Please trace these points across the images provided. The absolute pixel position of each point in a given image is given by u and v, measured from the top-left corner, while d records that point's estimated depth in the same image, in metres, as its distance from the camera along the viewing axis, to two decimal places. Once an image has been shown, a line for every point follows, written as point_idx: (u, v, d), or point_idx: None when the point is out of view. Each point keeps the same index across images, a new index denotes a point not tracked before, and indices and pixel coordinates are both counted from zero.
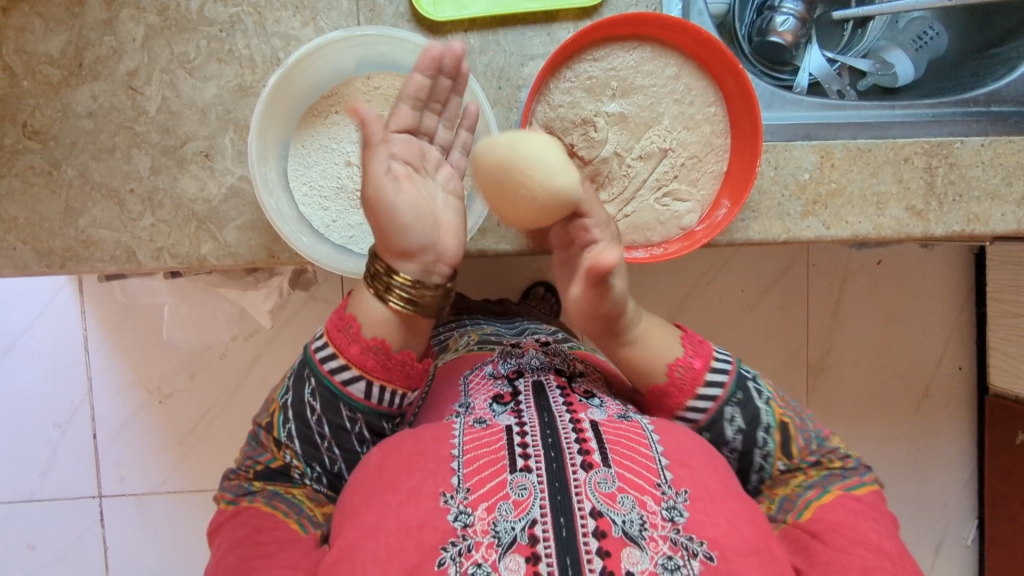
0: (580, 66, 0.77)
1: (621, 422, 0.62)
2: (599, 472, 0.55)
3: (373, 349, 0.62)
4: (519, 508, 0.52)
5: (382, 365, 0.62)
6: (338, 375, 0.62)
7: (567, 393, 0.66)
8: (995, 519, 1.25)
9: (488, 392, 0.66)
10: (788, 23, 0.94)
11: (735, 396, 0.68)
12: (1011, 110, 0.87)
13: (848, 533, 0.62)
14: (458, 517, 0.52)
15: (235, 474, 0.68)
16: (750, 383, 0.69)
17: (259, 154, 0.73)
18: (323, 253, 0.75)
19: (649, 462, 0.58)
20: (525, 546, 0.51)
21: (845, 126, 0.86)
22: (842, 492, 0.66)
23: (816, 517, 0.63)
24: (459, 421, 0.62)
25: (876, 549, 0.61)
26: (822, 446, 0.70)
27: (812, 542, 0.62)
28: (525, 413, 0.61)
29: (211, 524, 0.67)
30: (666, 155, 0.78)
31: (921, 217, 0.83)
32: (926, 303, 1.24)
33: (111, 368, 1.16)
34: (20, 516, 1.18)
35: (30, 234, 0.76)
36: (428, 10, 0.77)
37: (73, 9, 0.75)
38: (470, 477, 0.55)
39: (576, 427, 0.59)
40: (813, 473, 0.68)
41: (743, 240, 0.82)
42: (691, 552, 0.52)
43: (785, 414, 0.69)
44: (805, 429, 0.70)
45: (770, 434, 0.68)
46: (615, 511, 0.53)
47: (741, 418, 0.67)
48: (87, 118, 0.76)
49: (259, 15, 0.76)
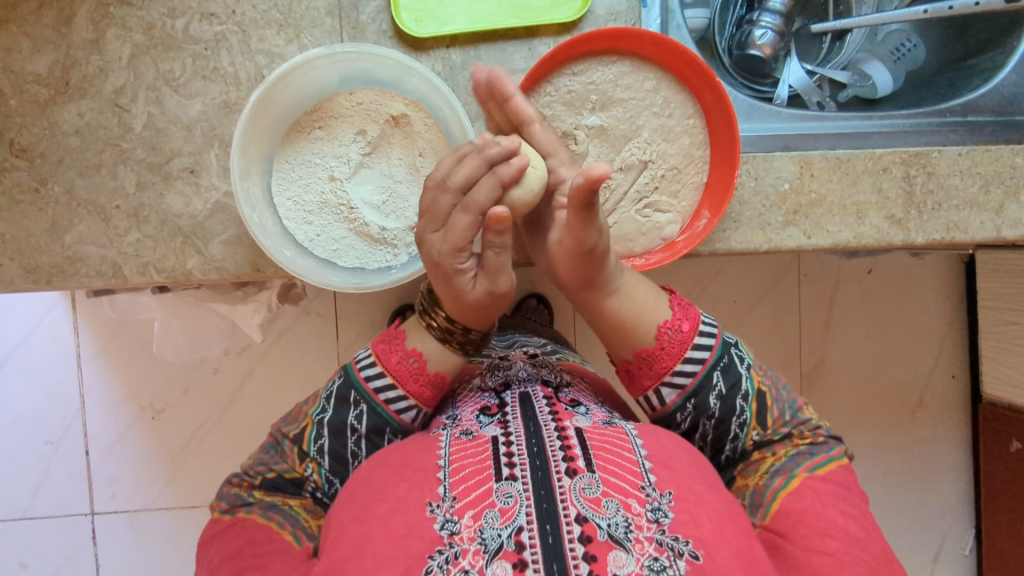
0: (561, 80, 0.78)
1: (606, 428, 0.63)
2: (583, 478, 0.55)
3: (409, 360, 0.67)
4: (506, 516, 0.52)
5: (415, 378, 0.67)
6: (382, 393, 0.67)
7: (553, 401, 0.65)
8: (990, 527, 1.25)
9: (476, 405, 0.67)
10: (766, 36, 0.95)
11: (720, 361, 0.68)
12: (988, 120, 0.88)
13: (815, 523, 0.60)
14: (445, 526, 0.52)
15: (236, 480, 0.67)
16: (732, 349, 0.70)
17: (243, 171, 0.74)
18: (306, 267, 0.76)
19: (633, 466, 0.58)
20: (512, 552, 0.50)
21: (824, 136, 0.87)
22: (809, 473, 0.64)
23: (784, 508, 0.62)
24: (445, 434, 0.62)
25: (845, 538, 0.60)
26: (796, 418, 0.70)
27: (780, 542, 0.60)
28: (511, 424, 0.61)
29: (204, 534, 0.65)
30: (647, 166, 0.79)
31: (901, 225, 0.84)
32: (915, 311, 1.25)
33: (103, 385, 1.16)
34: (11, 534, 1.17)
35: (17, 250, 0.76)
36: (411, 27, 0.78)
37: (60, 28, 0.76)
38: (456, 486, 0.55)
39: (561, 435, 0.59)
40: (782, 452, 0.67)
41: (725, 250, 0.83)
42: (677, 551, 0.52)
43: (762, 382, 0.70)
44: (780, 399, 0.70)
45: (748, 401, 0.68)
46: (599, 515, 0.53)
47: (724, 384, 0.68)
48: (73, 136, 0.77)
49: (244, 33, 0.77)
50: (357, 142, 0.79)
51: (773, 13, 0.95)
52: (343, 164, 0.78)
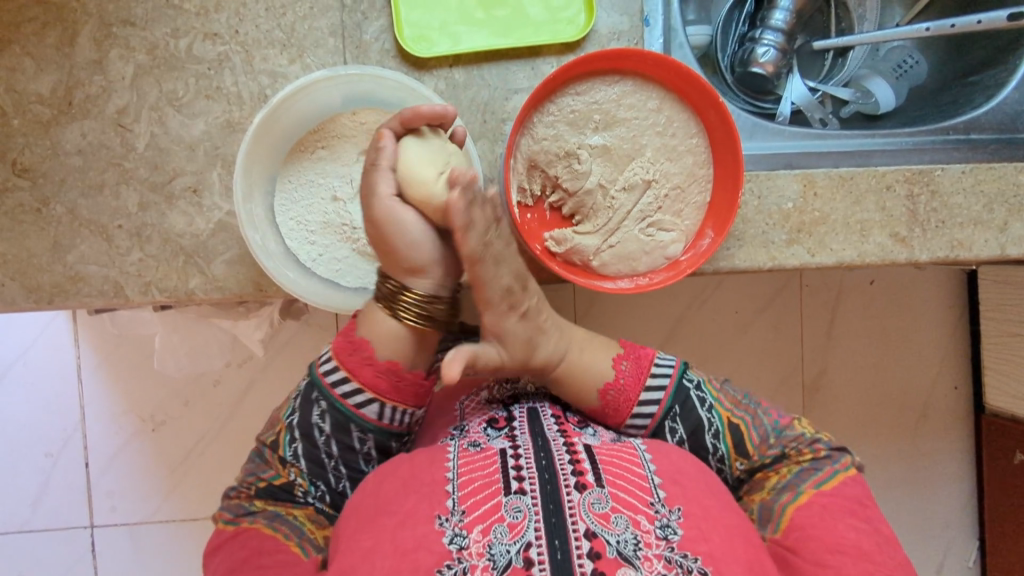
0: (563, 100, 0.78)
1: (614, 445, 0.61)
2: (593, 493, 0.53)
3: (387, 372, 0.62)
4: (515, 531, 0.51)
5: (393, 386, 0.62)
6: (351, 399, 0.62)
7: (561, 421, 0.64)
8: (995, 542, 1.24)
9: (483, 417, 0.65)
10: (769, 54, 0.94)
11: (672, 410, 0.69)
12: (991, 138, 0.88)
13: (827, 538, 0.60)
14: (453, 540, 0.51)
15: (234, 492, 0.66)
16: (691, 393, 0.70)
17: (246, 191, 0.74)
18: (309, 288, 0.76)
19: (642, 481, 0.56)
20: (521, 568, 0.49)
21: (828, 154, 0.87)
22: (815, 489, 0.64)
23: (793, 524, 0.62)
24: (453, 445, 0.60)
25: (855, 554, 0.59)
26: (783, 437, 0.69)
27: (791, 557, 0.59)
28: (519, 438, 0.59)
29: (208, 546, 0.64)
30: (650, 186, 0.79)
31: (905, 243, 0.84)
32: (918, 325, 1.25)
33: (104, 399, 1.16)
34: (10, 547, 1.17)
35: (19, 270, 0.76)
36: (413, 46, 0.79)
37: (63, 48, 0.76)
38: (464, 500, 0.53)
39: (570, 449, 0.58)
40: (784, 471, 0.67)
41: (729, 268, 0.82)
42: (685, 568, 0.50)
43: (732, 416, 0.69)
44: (761, 424, 0.70)
45: (720, 438, 0.68)
46: (609, 531, 0.51)
47: (684, 429, 0.69)
48: (76, 155, 0.77)
49: (247, 53, 0.78)
50: (360, 163, 0.79)
51: (775, 30, 0.95)
52: (347, 184, 0.78)
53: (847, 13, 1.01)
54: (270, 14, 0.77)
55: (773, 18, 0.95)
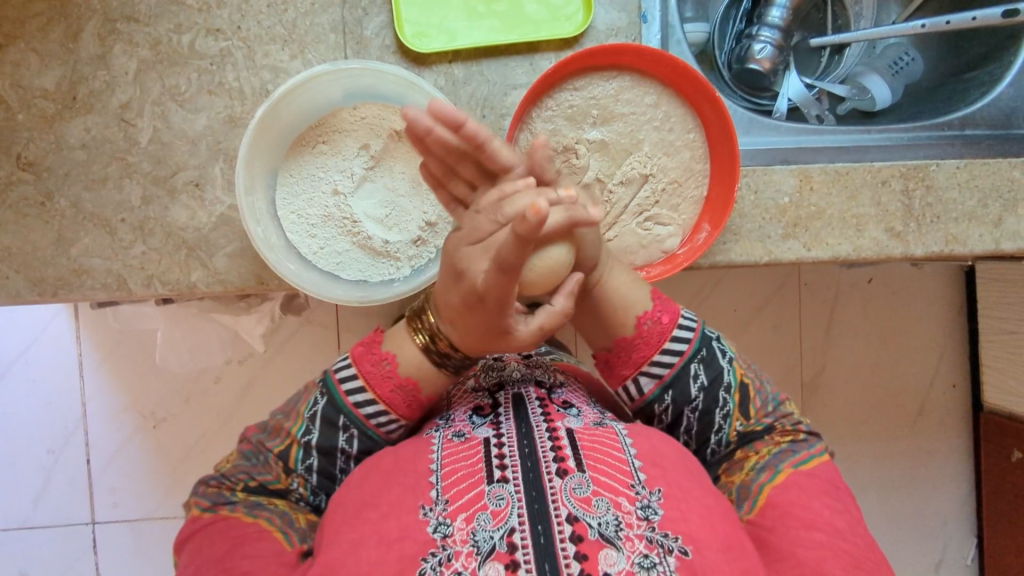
0: (561, 94, 0.80)
1: (596, 428, 0.60)
2: (574, 478, 0.53)
3: (383, 363, 0.63)
4: (498, 518, 0.50)
5: (386, 381, 0.63)
6: (373, 419, 0.63)
7: (545, 402, 0.63)
8: (993, 537, 1.25)
9: (469, 405, 0.65)
10: (765, 50, 0.95)
11: (699, 354, 0.65)
12: (987, 134, 0.89)
13: (801, 514, 0.59)
14: (437, 529, 0.51)
15: (215, 481, 0.64)
16: (714, 343, 0.67)
17: (247, 185, 0.75)
18: (309, 281, 0.76)
19: (623, 464, 0.56)
20: (504, 553, 0.48)
21: (823, 150, 0.88)
22: (793, 469, 0.63)
23: (770, 500, 0.61)
24: (438, 435, 0.60)
25: (829, 530, 0.58)
26: (778, 409, 0.68)
27: (767, 535, 0.58)
28: (503, 425, 0.59)
29: (179, 532, 0.62)
30: (648, 180, 0.81)
31: (900, 238, 0.84)
32: (917, 320, 1.25)
33: (106, 396, 1.16)
34: (11, 543, 1.18)
35: (23, 262, 0.77)
36: (413, 42, 0.79)
37: (68, 44, 0.77)
38: (448, 489, 0.53)
39: (552, 435, 0.57)
40: (763, 452, 0.65)
41: (725, 262, 0.83)
42: (666, 548, 0.50)
43: (745, 375, 0.67)
44: (763, 391, 0.69)
45: (731, 394, 0.66)
46: (590, 515, 0.51)
47: (706, 377, 0.65)
48: (80, 150, 0.78)
49: (248, 48, 0.78)
50: (361, 157, 0.80)
51: (772, 27, 0.96)
52: (347, 178, 0.79)
53: (844, 10, 1.02)
54: (272, 10, 0.78)
55: (770, 15, 0.96)
